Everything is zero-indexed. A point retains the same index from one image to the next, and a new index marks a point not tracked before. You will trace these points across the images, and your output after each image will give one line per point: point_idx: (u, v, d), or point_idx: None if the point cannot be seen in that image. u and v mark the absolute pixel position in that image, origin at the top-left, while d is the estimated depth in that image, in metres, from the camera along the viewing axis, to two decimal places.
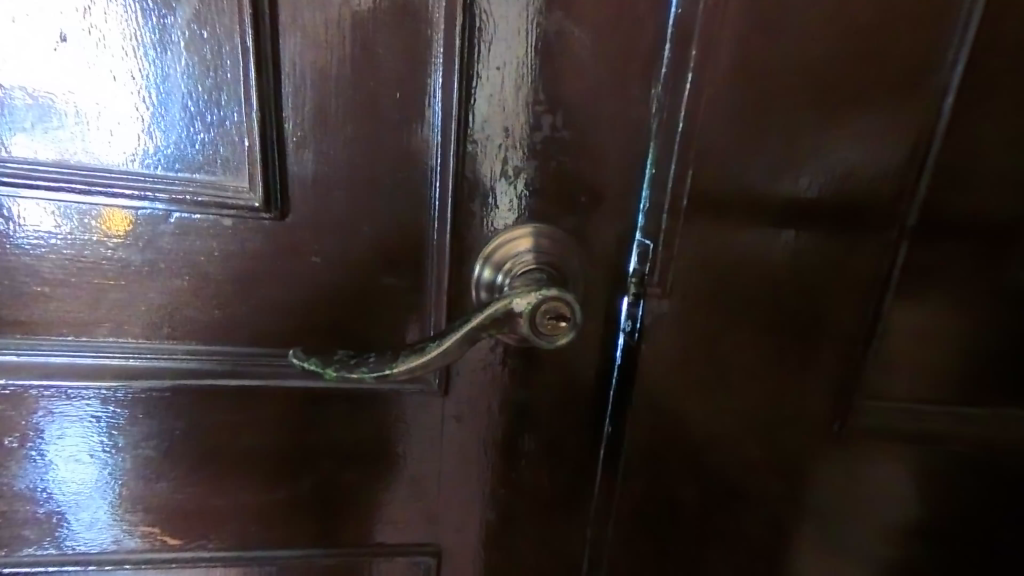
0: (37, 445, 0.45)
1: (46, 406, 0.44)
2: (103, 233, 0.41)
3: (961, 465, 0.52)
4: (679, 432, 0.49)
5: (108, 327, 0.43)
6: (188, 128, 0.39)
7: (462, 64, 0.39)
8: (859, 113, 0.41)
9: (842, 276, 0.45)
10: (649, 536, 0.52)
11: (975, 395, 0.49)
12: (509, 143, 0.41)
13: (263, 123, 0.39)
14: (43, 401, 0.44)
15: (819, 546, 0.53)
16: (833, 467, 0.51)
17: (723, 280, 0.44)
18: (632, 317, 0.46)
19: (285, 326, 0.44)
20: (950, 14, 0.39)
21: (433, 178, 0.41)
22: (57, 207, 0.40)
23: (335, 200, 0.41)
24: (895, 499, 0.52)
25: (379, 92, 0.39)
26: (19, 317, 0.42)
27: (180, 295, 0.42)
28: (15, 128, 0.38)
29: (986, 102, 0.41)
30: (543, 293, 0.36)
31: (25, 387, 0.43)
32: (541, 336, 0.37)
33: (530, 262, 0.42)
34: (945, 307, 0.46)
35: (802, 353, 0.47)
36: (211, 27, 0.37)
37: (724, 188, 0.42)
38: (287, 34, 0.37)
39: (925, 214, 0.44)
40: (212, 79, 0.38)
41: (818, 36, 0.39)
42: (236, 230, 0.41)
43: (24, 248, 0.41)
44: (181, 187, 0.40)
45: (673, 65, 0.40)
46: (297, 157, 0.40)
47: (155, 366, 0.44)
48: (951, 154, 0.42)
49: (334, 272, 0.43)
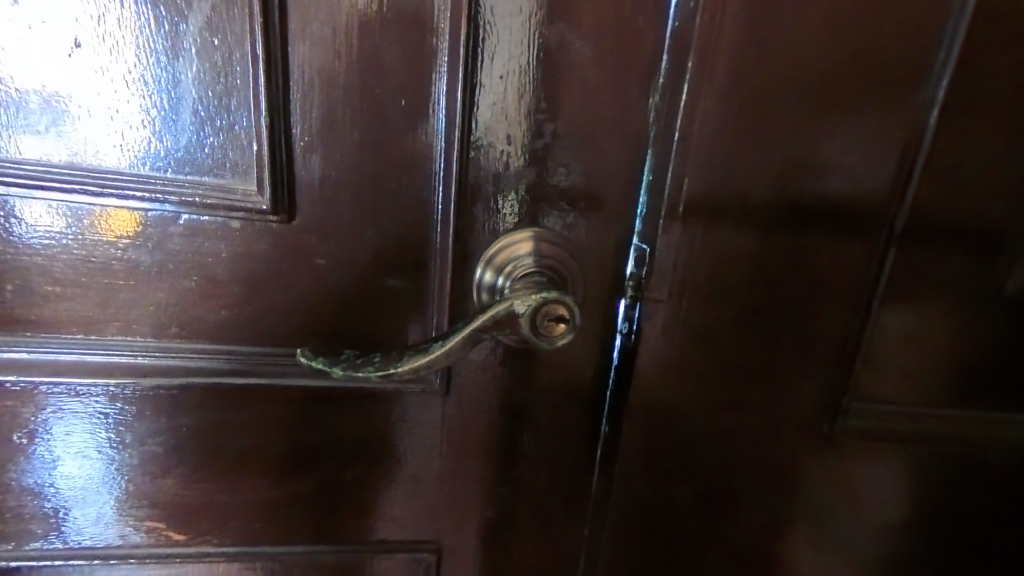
0: (45, 442, 0.46)
1: (55, 403, 0.45)
2: (113, 233, 0.42)
3: (950, 467, 0.53)
4: (674, 432, 0.50)
5: (119, 325, 0.44)
6: (198, 133, 0.40)
7: (465, 74, 0.40)
8: (848, 123, 0.42)
9: (834, 281, 0.46)
10: (645, 534, 0.53)
11: (963, 398, 0.50)
12: (510, 151, 0.42)
13: (272, 127, 0.40)
14: (52, 397, 0.45)
15: (812, 545, 0.55)
16: (825, 468, 0.52)
17: (718, 283, 0.46)
18: (629, 319, 0.47)
19: (291, 326, 0.45)
20: (938, 27, 0.40)
21: (437, 183, 0.42)
22: (69, 208, 0.41)
23: (342, 204, 0.42)
24: (884, 500, 0.53)
25: (385, 98, 0.40)
26: (29, 316, 0.43)
27: (188, 296, 0.43)
28: (29, 131, 0.39)
29: (974, 113, 0.43)
30: (545, 295, 0.37)
31: (34, 384, 0.44)
32: (541, 337, 0.38)
33: (536, 269, 0.43)
34: (934, 313, 0.47)
35: (796, 355, 0.48)
36: (222, 34, 0.38)
37: (719, 196, 0.43)
38: (295, 41, 0.38)
39: (915, 222, 0.45)
40: (222, 85, 0.39)
41: (810, 48, 0.40)
42: (243, 232, 0.42)
43: (36, 248, 0.41)
44: (191, 189, 0.41)
45: (670, 74, 0.41)
46: (303, 161, 0.41)
47: (162, 364, 0.45)
48: (939, 164, 0.44)
49: (340, 274, 0.44)
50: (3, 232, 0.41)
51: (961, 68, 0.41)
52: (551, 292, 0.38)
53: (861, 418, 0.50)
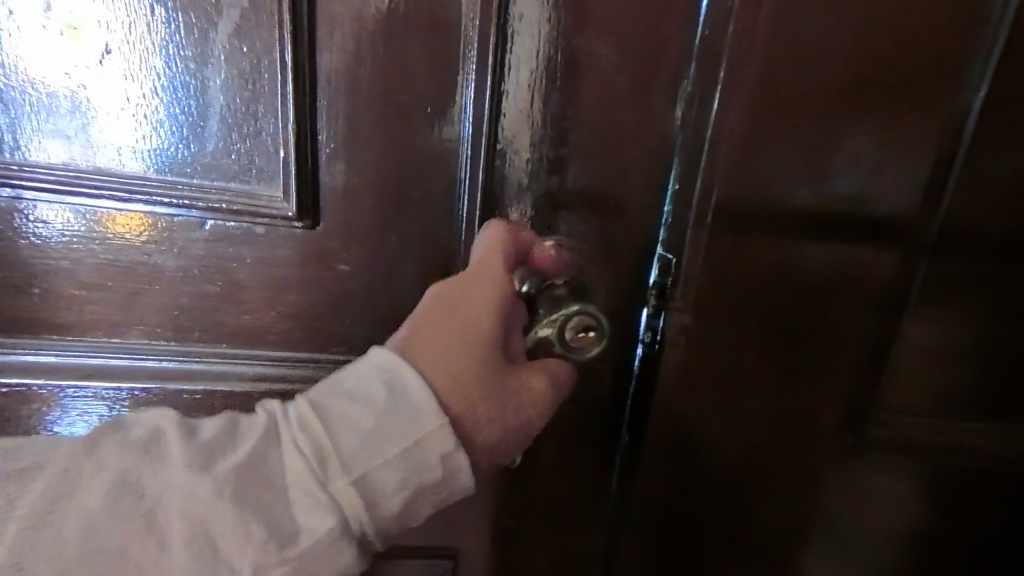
0: (64, 421, 0.47)
1: (65, 402, 0.46)
2: (125, 231, 0.43)
3: (976, 480, 0.52)
4: (694, 444, 0.50)
5: (148, 324, 0.45)
6: (226, 139, 0.41)
7: (492, 82, 0.41)
8: (875, 135, 0.42)
9: (857, 290, 0.46)
10: (663, 547, 0.53)
11: (987, 411, 0.50)
12: (534, 161, 0.43)
13: (299, 136, 0.41)
14: (63, 395, 0.46)
15: (832, 555, 0.54)
16: (846, 479, 0.52)
17: (739, 295, 0.46)
18: (653, 328, 0.47)
19: (317, 327, 0.46)
20: (972, 40, 0.40)
21: (461, 191, 0.43)
22: (73, 209, 0.42)
23: (363, 210, 0.43)
24: (907, 513, 0.53)
25: (411, 105, 0.41)
26: (82, 320, 0.45)
27: (229, 302, 0.45)
28: (59, 135, 0.41)
29: (1006, 124, 0.42)
30: (566, 312, 0.39)
31: (39, 384, 0.45)
32: (576, 348, 0.40)
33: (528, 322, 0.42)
34: (957, 323, 0.48)
35: (819, 367, 0.48)
36: (251, 42, 0.39)
37: (746, 206, 0.43)
38: (324, 49, 0.40)
39: (942, 233, 0.45)
40: (250, 92, 0.40)
41: (841, 59, 0.40)
42: (283, 245, 0.44)
43: (59, 247, 0.43)
44: (217, 197, 0.42)
45: (697, 82, 0.41)
46: (329, 168, 0.42)
47: (184, 367, 0.46)
48: (968, 176, 0.43)
49: (361, 277, 0.45)
50: (21, 231, 0.43)
51: (996, 73, 0.41)
52: (572, 307, 0.39)
53: (881, 430, 0.50)
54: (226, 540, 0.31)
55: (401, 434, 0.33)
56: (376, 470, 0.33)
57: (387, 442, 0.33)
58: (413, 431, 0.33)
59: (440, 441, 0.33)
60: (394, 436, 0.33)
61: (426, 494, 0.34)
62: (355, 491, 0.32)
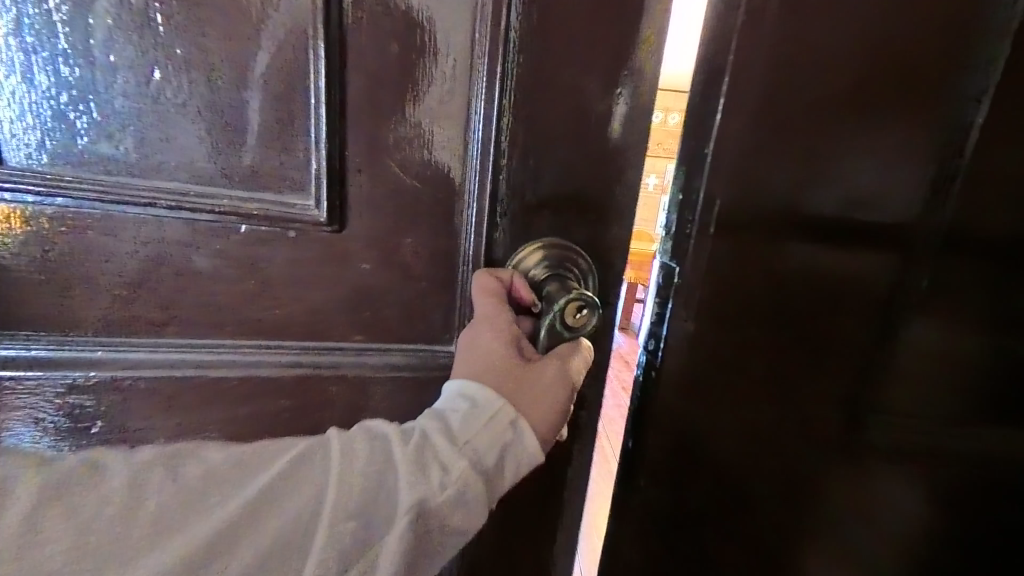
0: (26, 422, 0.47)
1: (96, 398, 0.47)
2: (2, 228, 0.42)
3: (958, 469, 0.56)
4: (698, 439, 0.53)
5: (180, 322, 0.47)
6: (262, 152, 0.44)
7: (500, 101, 0.44)
8: (866, 151, 0.45)
9: (855, 297, 0.49)
10: (669, 533, 0.56)
11: (971, 410, 0.53)
12: (540, 172, 0.46)
13: (330, 149, 0.44)
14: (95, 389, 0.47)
15: (823, 536, 0.58)
16: (837, 467, 0.55)
17: (740, 303, 0.48)
18: (656, 335, 0.50)
19: (341, 322, 0.50)
20: (953, 63, 0.44)
21: (468, 202, 0.47)
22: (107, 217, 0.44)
23: (382, 215, 0.47)
24: (892, 495, 0.57)
25: (428, 120, 0.45)
26: (113, 320, 0.46)
27: (258, 301, 0.48)
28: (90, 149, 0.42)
29: (984, 141, 0.46)
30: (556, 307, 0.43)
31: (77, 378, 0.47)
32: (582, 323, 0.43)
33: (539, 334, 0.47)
34: (945, 329, 0.51)
35: (813, 368, 0.51)
36: (287, 65, 0.42)
37: (748, 218, 0.46)
38: (352, 72, 0.43)
39: (927, 243, 0.48)
40: (286, 111, 0.43)
41: (835, 81, 0.43)
42: (308, 248, 0.47)
43: (93, 251, 0.44)
44: (254, 205, 0.45)
45: (694, 100, 0.45)
46: (355, 178, 0.45)
47: (225, 357, 0.49)
48: (949, 190, 0.47)
49: (381, 275, 0.49)
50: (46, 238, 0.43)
51: (982, 82, 0.44)
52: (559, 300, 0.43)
53: (871, 426, 0.54)
54: (417, 474, 0.36)
55: (480, 414, 0.39)
56: (475, 436, 0.38)
57: (473, 417, 0.39)
58: (490, 408, 0.39)
59: (507, 411, 0.39)
60: (479, 413, 0.39)
61: (514, 453, 0.39)
62: (469, 450, 0.38)
